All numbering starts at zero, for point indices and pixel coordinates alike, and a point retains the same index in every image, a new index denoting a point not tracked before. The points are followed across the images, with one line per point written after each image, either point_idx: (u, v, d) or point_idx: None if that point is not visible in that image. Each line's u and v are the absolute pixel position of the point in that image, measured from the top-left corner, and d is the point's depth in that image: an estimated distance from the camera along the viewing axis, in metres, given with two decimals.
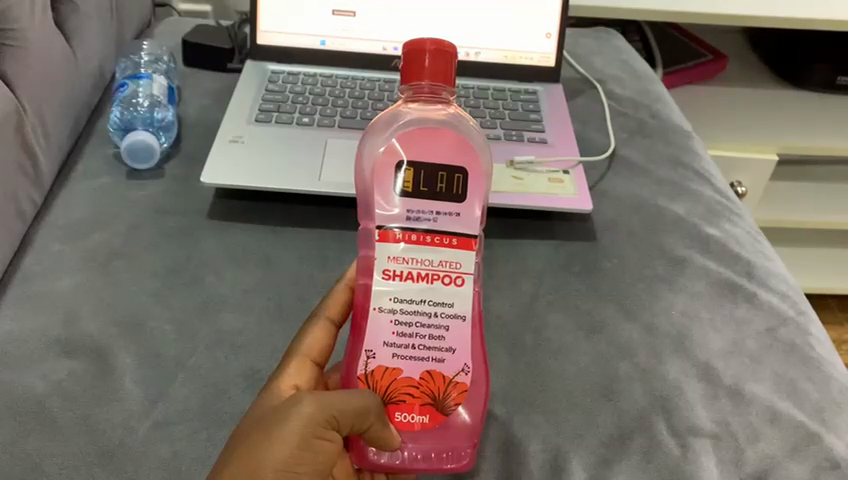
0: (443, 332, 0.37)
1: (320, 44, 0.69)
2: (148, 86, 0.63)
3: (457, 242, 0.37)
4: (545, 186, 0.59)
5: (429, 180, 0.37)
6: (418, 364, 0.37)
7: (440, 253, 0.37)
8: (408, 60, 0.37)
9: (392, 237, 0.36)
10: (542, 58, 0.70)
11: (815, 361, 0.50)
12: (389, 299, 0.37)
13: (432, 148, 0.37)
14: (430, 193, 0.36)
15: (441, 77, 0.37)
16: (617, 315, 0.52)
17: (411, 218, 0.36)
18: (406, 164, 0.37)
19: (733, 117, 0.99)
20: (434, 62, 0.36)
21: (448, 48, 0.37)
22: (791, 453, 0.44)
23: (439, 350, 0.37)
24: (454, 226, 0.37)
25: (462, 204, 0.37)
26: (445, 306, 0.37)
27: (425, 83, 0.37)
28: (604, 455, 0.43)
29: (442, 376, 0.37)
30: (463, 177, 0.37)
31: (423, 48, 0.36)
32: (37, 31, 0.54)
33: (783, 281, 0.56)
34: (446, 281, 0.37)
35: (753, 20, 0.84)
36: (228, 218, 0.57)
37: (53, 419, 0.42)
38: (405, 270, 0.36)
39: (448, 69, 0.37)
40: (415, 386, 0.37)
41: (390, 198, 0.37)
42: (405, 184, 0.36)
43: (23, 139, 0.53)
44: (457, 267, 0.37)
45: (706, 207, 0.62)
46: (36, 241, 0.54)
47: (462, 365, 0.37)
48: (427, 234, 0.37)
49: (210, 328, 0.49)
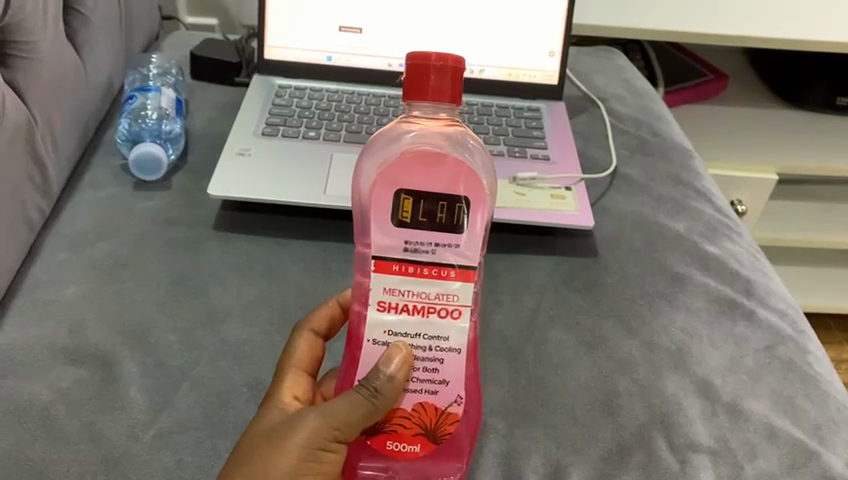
0: (437, 364, 0.37)
1: (326, 59, 0.70)
2: (156, 99, 0.65)
3: (455, 273, 0.36)
4: (546, 202, 0.59)
5: (429, 209, 0.36)
6: (411, 396, 0.37)
7: (438, 285, 0.36)
8: (411, 75, 0.35)
9: (389, 268, 0.36)
10: (545, 76, 0.71)
11: (814, 379, 0.50)
12: (384, 331, 0.37)
13: (433, 174, 0.35)
14: (428, 224, 0.36)
15: (447, 94, 0.35)
16: (617, 330, 0.52)
17: (407, 249, 0.36)
18: (404, 193, 0.36)
19: (734, 136, 1.00)
20: (439, 79, 0.35)
21: (455, 64, 0.35)
22: (788, 470, 0.44)
23: (433, 381, 0.37)
24: (452, 257, 0.36)
25: (462, 234, 0.36)
26: (440, 339, 0.37)
27: (428, 101, 0.36)
28: (604, 470, 0.43)
29: (433, 407, 0.38)
30: (464, 206, 0.36)
31: (428, 62, 0.35)
32: (48, 43, 0.55)
33: (782, 300, 0.57)
34: (442, 313, 0.37)
35: (752, 41, 0.85)
36: (234, 229, 0.58)
37: (59, 426, 0.43)
38: (400, 302, 0.37)
39: (453, 86, 0.35)
40: (407, 416, 0.38)
41: (387, 227, 0.36)
42: (402, 213, 0.36)
43: (33, 149, 0.53)
44: (454, 300, 0.37)
45: (706, 225, 0.63)
46: (43, 250, 0.55)
47: (456, 397, 0.38)
48: (424, 266, 0.36)
49: (215, 338, 0.49)
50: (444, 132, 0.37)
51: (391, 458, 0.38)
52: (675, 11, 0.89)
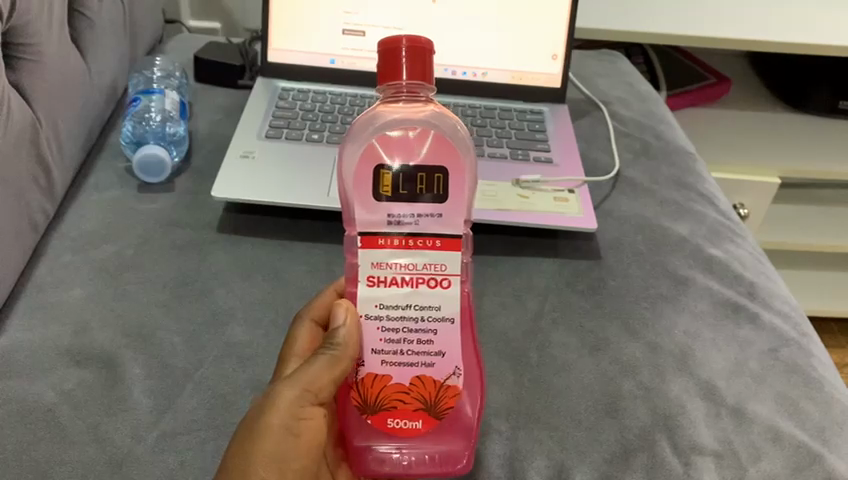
0: (431, 335, 0.38)
1: (329, 63, 0.70)
2: (160, 101, 0.65)
3: (442, 242, 0.37)
4: (551, 205, 0.59)
5: (409, 182, 0.36)
6: (407, 370, 0.38)
7: (424, 255, 0.37)
8: (385, 59, 0.36)
9: (376, 244, 0.36)
10: (548, 79, 0.72)
11: (817, 382, 0.50)
12: (375, 306, 0.37)
13: (410, 149, 0.36)
14: (410, 196, 0.36)
15: (419, 74, 0.36)
16: (621, 333, 0.52)
17: (392, 221, 0.36)
18: (384, 168, 0.36)
19: (734, 139, 0.99)
20: (411, 60, 0.36)
21: (424, 45, 0.36)
22: (793, 472, 0.44)
23: (429, 354, 0.38)
24: (437, 227, 0.36)
25: (444, 203, 0.36)
26: (432, 311, 0.37)
27: (403, 81, 0.36)
28: (607, 471, 0.43)
29: (432, 380, 0.38)
30: (443, 176, 0.36)
31: (400, 45, 0.36)
32: (52, 45, 0.55)
33: (784, 302, 0.57)
34: (432, 284, 0.37)
35: (755, 46, 0.85)
36: (238, 231, 0.58)
37: (63, 428, 0.43)
38: (389, 276, 0.37)
39: (425, 66, 0.36)
40: (405, 391, 0.38)
41: (370, 203, 0.36)
42: (383, 188, 0.36)
43: (38, 151, 0.54)
44: (443, 269, 0.37)
45: (709, 228, 0.63)
46: (48, 252, 0.55)
47: (454, 368, 0.38)
48: (409, 237, 0.36)
49: (219, 340, 0.49)
50: (422, 113, 0.38)
51: (394, 436, 0.38)
52: (677, 14, 0.89)
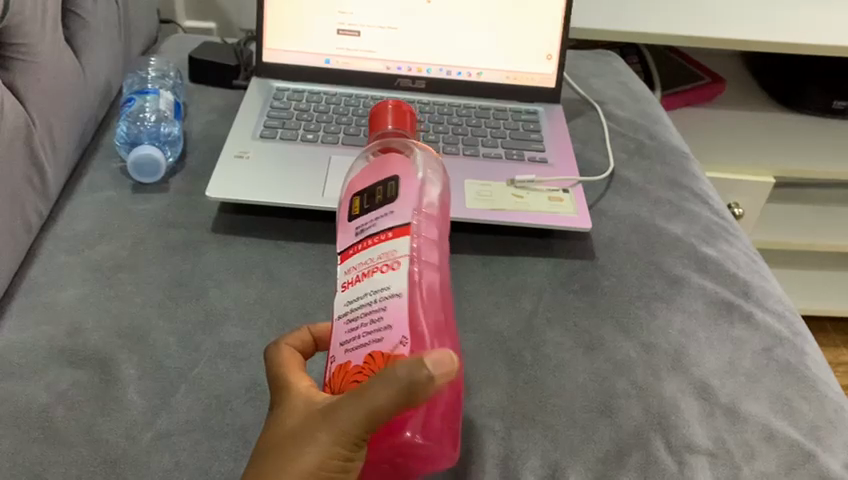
0: (381, 312, 0.36)
1: (324, 62, 0.70)
2: (155, 102, 0.65)
3: (393, 233, 0.38)
4: (544, 204, 0.60)
5: (371, 197, 0.41)
6: (361, 350, 0.36)
7: (378, 249, 0.38)
8: (373, 118, 0.45)
9: (348, 255, 0.40)
10: (542, 79, 0.71)
11: (811, 381, 0.50)
12: (344, 304, 0.38)
13: (376, 171, 0.42)
14: (370, 207, 0.40)
15: (397, 123, 0.44)
16: (616, 331, 0.52)
17: (357, 231, 0.40)
18: (355, 194, 0.42)
19: (731, 139, 1.00)
20: (392, 115, 0.45)
21: (402, 107, 0.45)
22: (786, 471, 0.44)
23: (378, 330, 0.36)
24: (389, 222, 0.39)
25: (395, 201, 0.39)
26: (382, 291, 0.37)
27: (385, 128, 0.44)
28: (602, 470, 0.43)
29: (382, 354, 0.35)
30: (395, 182, 0.40)
31: (385, 107, 0.45)
32: (46, 44, 0.55)
33: (778, 301, 0.57)
34: (384, 270, 0.37)
35: (749, 46, 0.85)
36: (231, 232, 0.58)
37: (57, 428, 0.43)
38: (354, 276, 0.39)
39: (405, 120, 0.45)
40: (361, 370, 0.36)
41: (344, 224, 0.41)
42: (354, 209, 0.41)
43: (32, 152, 0.53)
44: (394, 254, 0.38)
45: (703, 228, 0.63)
46: (42, 252, 0.55)
47: (399, 338, 0.35)
48: (370, 238, 0.39)
49: (212, 341, 0.49)
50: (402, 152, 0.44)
51: None
52: (672, 14, 0.89)
